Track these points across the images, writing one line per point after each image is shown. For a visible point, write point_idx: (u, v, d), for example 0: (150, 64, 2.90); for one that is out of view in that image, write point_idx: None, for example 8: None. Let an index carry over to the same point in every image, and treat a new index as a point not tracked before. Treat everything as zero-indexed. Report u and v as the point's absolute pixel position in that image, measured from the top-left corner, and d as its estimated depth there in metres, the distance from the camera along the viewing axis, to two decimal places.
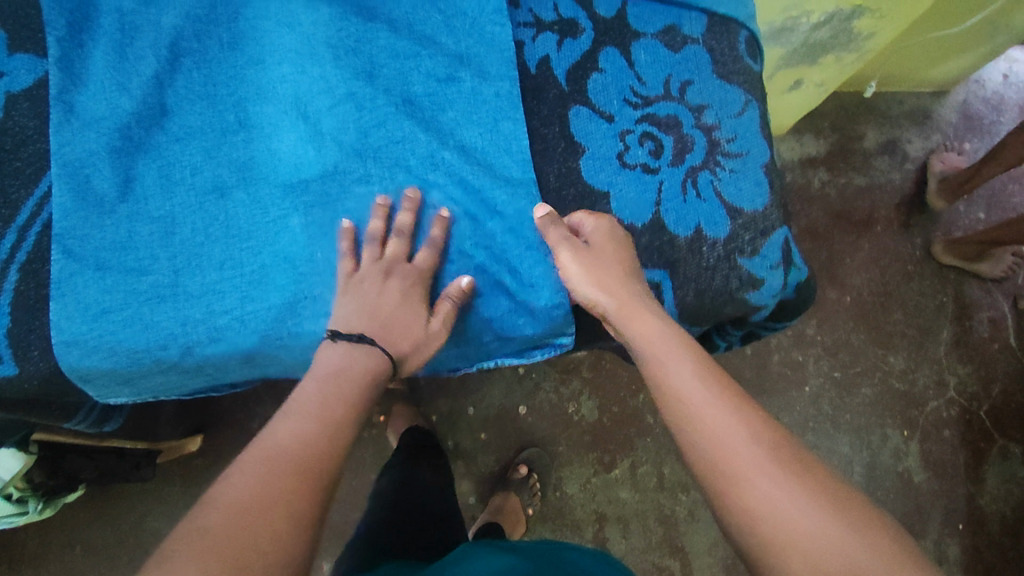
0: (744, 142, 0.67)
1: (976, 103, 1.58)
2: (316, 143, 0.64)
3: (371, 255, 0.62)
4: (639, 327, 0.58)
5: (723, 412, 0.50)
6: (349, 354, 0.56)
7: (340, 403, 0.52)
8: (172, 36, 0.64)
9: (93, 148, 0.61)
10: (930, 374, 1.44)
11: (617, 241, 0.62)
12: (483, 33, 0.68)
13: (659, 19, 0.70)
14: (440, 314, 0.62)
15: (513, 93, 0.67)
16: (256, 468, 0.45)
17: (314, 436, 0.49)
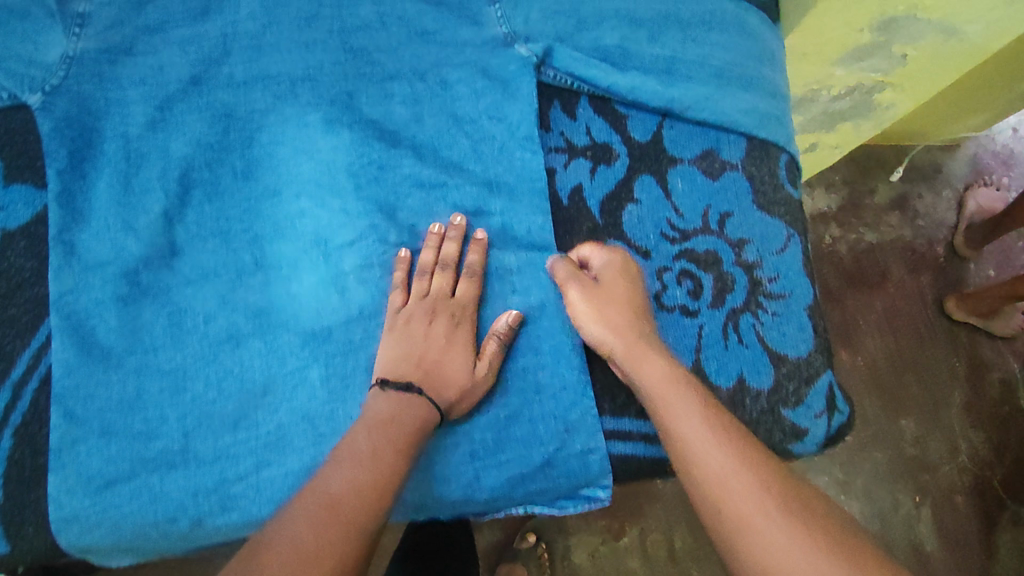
0: (788, 282, 0.64)
1: (987, 157, 1.55)
2: (338, 287, 0.60)
3: (420, 289, 0.60)
4: (644, 366, 0.56)
5: (738, 467, 0.49)
6: (397, 404, 0.54)
7: (391, 449, 0.50)
8: (183, 166, 0.60)
9: (98, 297, 0.57)
10: (941, 438, 1.36)
11: (628, 280, 0.61)
12: (512, 158, 0.65)
13: (696, 144, 0.67)
14: (487, 356, 0.58)
15: (545, 227, 0.63)
16: (302, 521, 0.45)
17: (370, 486, 0.48)
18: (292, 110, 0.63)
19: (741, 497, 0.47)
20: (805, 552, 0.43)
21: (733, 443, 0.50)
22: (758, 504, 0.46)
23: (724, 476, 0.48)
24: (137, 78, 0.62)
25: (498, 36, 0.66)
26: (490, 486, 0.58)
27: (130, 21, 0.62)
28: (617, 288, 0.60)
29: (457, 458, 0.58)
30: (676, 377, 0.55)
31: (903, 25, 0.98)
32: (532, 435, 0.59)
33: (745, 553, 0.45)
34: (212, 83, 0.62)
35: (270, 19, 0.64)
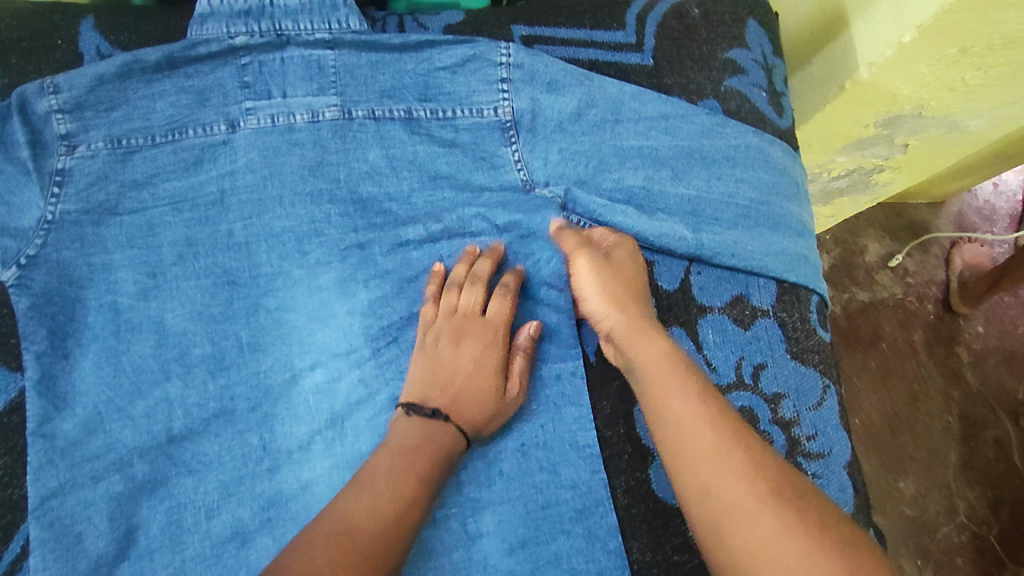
0: (828, 440, 0.61)
1: (970, 214, 1.53)
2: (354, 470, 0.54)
3: (448, 304, 0.58)
4: (642, 346, 0.54)
5: (732, 447, 0.47)
6: (424, 431, 0.52)
7: (411, 479, 0.49)
8: (182, 344, 0.55)
9: (90, 497, 0.51)
10: (940, 499, 1.35)
11: (636, 257, 0.60)
12: (537, 311, 0.61)
13: (725, 289, 0.64)
14: (514, 373, 0.57)
15: (577, 380, 0.58)
16: (315, 555, 0.43)
17: (388, 516, 0.47)
18: (300, 270, 0.58)
19: (733, 482, 0.45)
20: (793, 545, 0.42)
21: (729, 424, 0.48)
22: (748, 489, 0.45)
23: (717, 454, 0.47)
24: (125, 239, 0.56)
25: (516, 180, 0.63)
26: None
27: (116, 176, 0.57)
28: (625, 264, 0.59)
29: None
30: (671, 355, 0.53)
31: (905, 121, 0.98)
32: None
33: (733, 542, 0.44)
34: (208, 244, 0.58)
35: (271, 169, 0.59)
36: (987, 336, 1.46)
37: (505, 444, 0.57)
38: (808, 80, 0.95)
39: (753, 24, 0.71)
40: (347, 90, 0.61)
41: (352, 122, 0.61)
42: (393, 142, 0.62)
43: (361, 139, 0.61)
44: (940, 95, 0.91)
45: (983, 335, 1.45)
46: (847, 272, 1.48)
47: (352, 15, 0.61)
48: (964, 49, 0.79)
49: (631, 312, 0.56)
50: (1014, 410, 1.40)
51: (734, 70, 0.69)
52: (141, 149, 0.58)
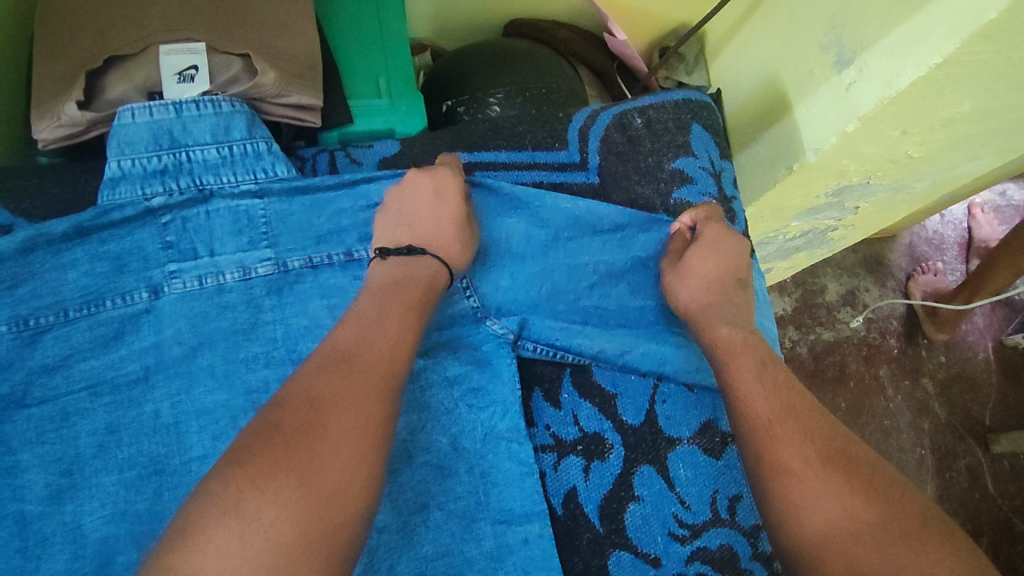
0: None
1: (921, 244, 1.56)
2: None
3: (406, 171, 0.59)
4: (712, 330, 0.57)
5: (787, 409, 0.50)
6: (401, 267, 0.53)
7: (397, 309, 0.50)
8: (102, 552, 0.49)
9: None
10: None
11: (716, 248, 0.60)
12: (501, 468, 0.56)
13: (693, 417, 0.61)
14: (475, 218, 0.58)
15: (545, 538, 0.55)
16: (298, 390, 0.43)
17: (374, 360, 0.46)
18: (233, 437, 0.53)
19: (787, 438, 0.49)
20: (843, 499, 0.45)
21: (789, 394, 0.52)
22: (806, 440, 0.48)
23: (773, 419, 0.50)
24: (34, 435, 0.51)
25: (466, 321, 0.60)
26: None
27: (23, 362, 0.51)
28: (699, 257, 0.60)
29: None
30: (750, 341, 0.56)
31: (853, 190, 0.99)
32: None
33: (774, 479, 0.47)
34: (132, 429, 0.52)
35: (200, 338, 0.55)
36: (949, 366, 1.45)
37: None
38: (755, 158, 0.95)
39: (697, 128, 0.72)
40: (281, 240, 0.58)
41: (289, 273, 0.58)
42: (334, 291, 0.58)
43: (299, 290, 0.58)
44: (885, 167, 0.91)
45: (946, 364, 1.45)
46: (811, 313, 1.47)
47: (279, 163, 0.60)
48: (905, 131, 0.80)
49: (707, 299, 0.58)
50: (985, 437, 1.40)
51: (682, 181, 0.69)
52: (51, 327, 0.53)
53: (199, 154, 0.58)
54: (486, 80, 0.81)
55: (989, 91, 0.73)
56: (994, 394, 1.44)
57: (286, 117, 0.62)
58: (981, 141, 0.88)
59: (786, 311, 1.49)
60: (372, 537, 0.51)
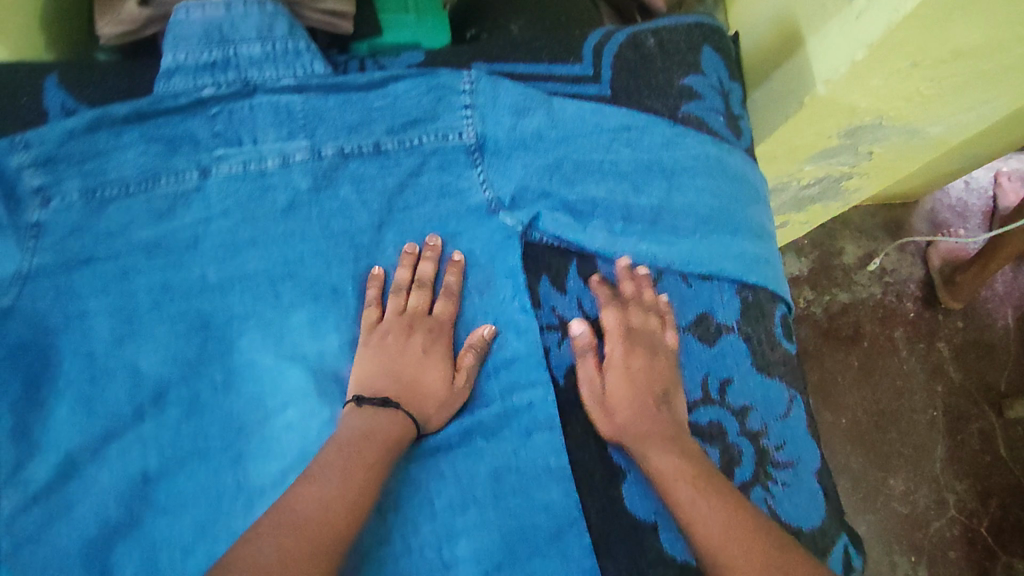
0: (795, 448, 0.63)
1: (943, 211, 1.57)
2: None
3: (396, 305, 0.62)
4: (655, 453, 0.57)
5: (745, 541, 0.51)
6: (372, 417, 0.56)
7: (362, 466, 0.53)
8: (156, 385, 0.57)
9: (69, 545, 0.53)
10: (929, 494, 1.37)
11: (629, 375, 0.61)
12: (509, 343, 0.63)
13: (689, 308, 0.66)
14: (464, 368, 0.61)
15: (546, 403, 0.60)
16: (269, 545, 0.47)
17: (334, 506, 0.50)
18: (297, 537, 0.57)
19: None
20: None
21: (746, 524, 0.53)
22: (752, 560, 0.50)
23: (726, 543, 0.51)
24: (99, 286, 0.58)
25: (482, 206, 0.66)
26: None
27: (91, 227, 0.59)
28: (619, 385, 0.61)
29: None
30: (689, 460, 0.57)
31: (867, 130, 1.01)
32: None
33: None
34: (183, 288, 0.60)
35: (244, 215, 0.62)
36: (967, 332, 1.47)
37: (483, 461, 0.59)
38: (768, 95, 0.99)
39: (708, 52, 0.75)
40: (315, 131, 0.64)
41: (323, 161, 0.64)
42: (364, 178, 0.65)
43: (335, 177, 0.64)
44: (898, 107, 0.94)
45: (963, 330, 1.46)
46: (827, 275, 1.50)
47: (315, 60, 0.64)
48: (915, 63, 0.82)
49: (641, 427, 0.59)
50: (998, 402, 1.42)
51: (691, 97, 0.73)
52: (115, 199, 0.60)
53: (244, 50, 0.62)
54: (508, 6, 0.86)
55: (999, 22, 0.74)
56: (1011, 357, 1.45)
57: (321, 22, 0.68)
58: (994, 80, 0.90)
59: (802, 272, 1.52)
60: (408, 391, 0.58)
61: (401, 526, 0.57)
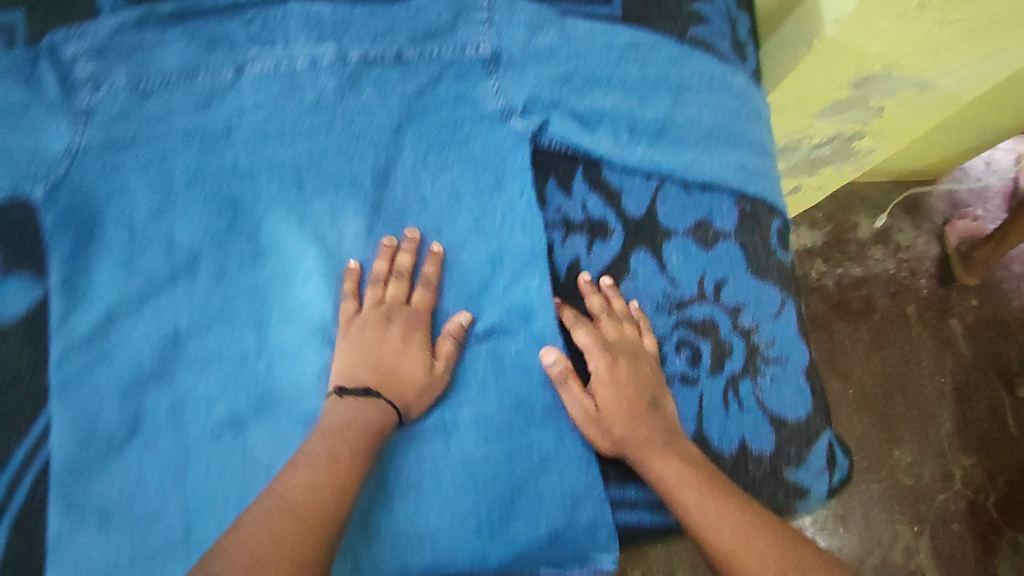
0: (784, 346, 0.66)
1: None
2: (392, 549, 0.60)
3: (374, 296, 0.63)
4: (656, 464, 0.59)
5: (751, 536, 0.54)
6: (356, 407, 0.58)
7: (346, 450, 0.56)
8: (190, 254, 0.62)
9: (104, 388, 0.58)
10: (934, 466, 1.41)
11: (617, 387, 0.62)
12: (514, 241, 0.65)
13: (689, 215, 0.69)
14: (442, 354, 0.62)
15: (544, 290, 0.64)
16: (262, 528, 0.50)
17: (323, 490, 0.53)
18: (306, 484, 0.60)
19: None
20: None
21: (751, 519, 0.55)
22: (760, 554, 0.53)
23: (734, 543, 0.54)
24: (141, 165, 0.63)
25: (495, 112, 0.67)
26: (497, 560, 0.60)
27: (134, 114, 0.63)
28: (611, 397, 0.62)
29: (464, 528, 0.60)
30: (690, 466, 0.58)
31: (877, 81, 1.03)
32: (537, 509, 0.61)
33: None
34: (216, 171, 0.64)
35: (275, 111, 0.65)
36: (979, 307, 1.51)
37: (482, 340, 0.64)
38: (781, 41, 1.01)
39: None
40: (343, 34, 0.65)
41: (348, 65, 0.66)
42: (387, 83, 0.67)
43: (360, 82, 0.66)
44: (907, 53, 0.95)
45: None
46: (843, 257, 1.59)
47: None
48: (922, 3, 0.83)
49: (639, 435, 0.61)
50: None
51: (700, 21, 0.75)
52: (155, 92, 0.63)
53: None
54: None
55: None
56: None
57: None
58: (1000, 28, 0.91)
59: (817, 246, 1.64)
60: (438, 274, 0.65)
61: (404, 396, 0.60)
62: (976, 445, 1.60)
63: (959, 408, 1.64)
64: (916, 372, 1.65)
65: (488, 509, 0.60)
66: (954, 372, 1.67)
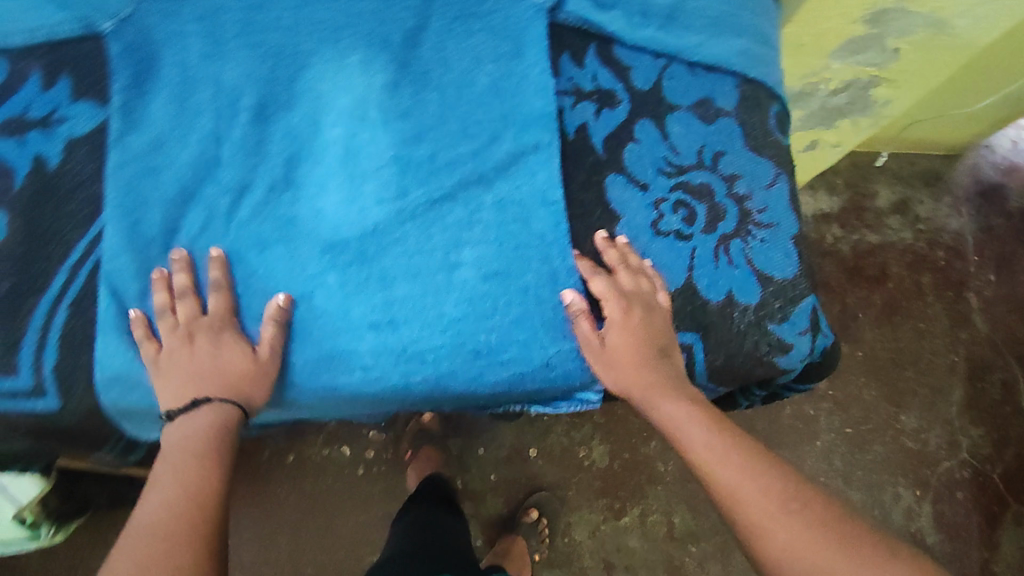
0: (775, 214, 0.71)
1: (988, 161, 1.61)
2: (394, 355, 0.63)
3: (169, 324, 0.61)
4: (659, 406, 0.64)
5: (741, 467, 0.58)
6: (190, 420, 0.59)
7: (192, 459, 0.56)
8: (233, 94, 0.67)
9: (152, 198, 0.64)
10: (939, 431, 1.60)
11: (629, 331, 0.64)
12: (529, 102, 0.70)
13: (693, 93, 0.74)
14: (265, 340, 0.61)
15: (552, 145, 0.68)
16: (130, 555, 0.49)
17: (178, 499, 0.54)
18: (324, 335, 0.63)
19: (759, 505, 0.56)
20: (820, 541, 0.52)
21: (740, 452, 0.60)
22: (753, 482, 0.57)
23: (728, 472, 0.58)
24: (195, 15, 0.67)
25: None
26: (493, 382, 0.66)
27: None
28: (624, 339, 0.64)
29: (466, 356, 0.64)
30: (690, 407, 0.63)
31: (893, 16, 1.04)
32: (531, 339, 0.65)
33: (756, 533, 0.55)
34: (263, 24, 0.68)
35: None
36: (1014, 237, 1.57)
37: (491, 191, 0.67)
38: None
39: None
40: None
41: None
42: None
43: None
44: None
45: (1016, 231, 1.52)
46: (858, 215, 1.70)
47: None
48: None
49: (645, 377, 0.65)
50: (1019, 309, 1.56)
51: None
52: None
53: None
54: None
55: None
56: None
57: None
58: None
59: (833, 210, 1.70)
60: (458, 130, 0.68)
61: (417, 228, 0.65)
62: (983, 418, 1.62)
63: (970, 384, 1.64)
64: (927, 342, 1.66)
65: (487, 335, 0.64)
66: (964, 346, 1.66)
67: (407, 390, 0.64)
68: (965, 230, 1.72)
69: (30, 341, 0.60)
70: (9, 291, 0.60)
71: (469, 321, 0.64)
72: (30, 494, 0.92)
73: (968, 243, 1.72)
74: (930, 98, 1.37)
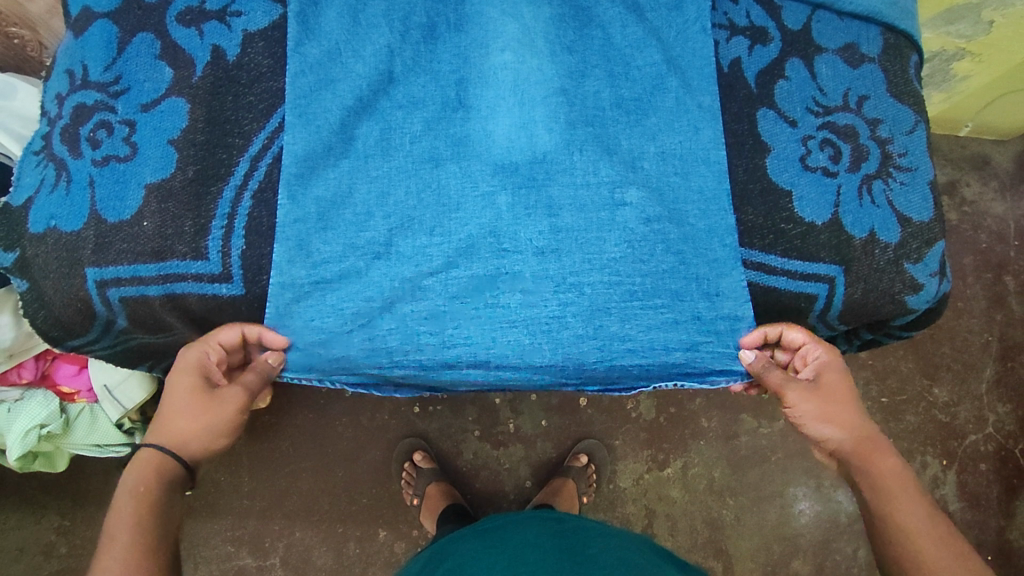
0: (914, 159, 0.73)
1: None
2: (555, 284, 0.64)
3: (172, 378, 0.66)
4: (873, 463, 0.67)
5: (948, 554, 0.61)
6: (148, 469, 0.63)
7: (132, 504, 0.60)
8: (405, 10, 0.68)
9: (330, 107, 0.65)
10: (970, 408, 1.65)
11: (841, 373, 0.70)
12: (686, 35, 0.72)
13: (840, 37, 0.75)
14: (245, 382, 0.65)
15: (713, 107, 0.70)
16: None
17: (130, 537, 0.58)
18: (492, 255, 0.64)
19: None
20: None
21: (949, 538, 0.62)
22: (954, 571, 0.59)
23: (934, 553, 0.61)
24: None
25: None
26: (643, 328, 0.66)
27: None
28: (831, 381, 0.69)
29: (625, 295, 0.65)
30: (903, 473, 0.66)
31: None
32: (684, 289, 0.67)
33: None
34: None
35: None
36: None
37: (653, 142, 0.69)
38: None
39: None
40: None
41: None
42: None
43: None
44: None
45: None
46: None
47: None
48: None
49: (860, 434, 0.68)
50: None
51: None
52: None
53: None
54: None
55: None
56: None
57: None
58: None
59: None
60: (621, 61, 0.70)
61: (587, 157, 0.66)
62: (1013, 396, 1.66)
63: (1001, 363, 1.66)
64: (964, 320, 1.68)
65: (644, 278, 0.65)
66: (1000, 326, 1.67)
67: (563, 321, 0.64)
68: (1010, 215, 1.71)
69: (218, 227, 0.63)
70: (196, 175, 0.63)
71: (627, 260, 0.65)
72: (134, 399, 0.97)
73: (1010, 227, 1.71)
74: (1007, 76, 1.38)
